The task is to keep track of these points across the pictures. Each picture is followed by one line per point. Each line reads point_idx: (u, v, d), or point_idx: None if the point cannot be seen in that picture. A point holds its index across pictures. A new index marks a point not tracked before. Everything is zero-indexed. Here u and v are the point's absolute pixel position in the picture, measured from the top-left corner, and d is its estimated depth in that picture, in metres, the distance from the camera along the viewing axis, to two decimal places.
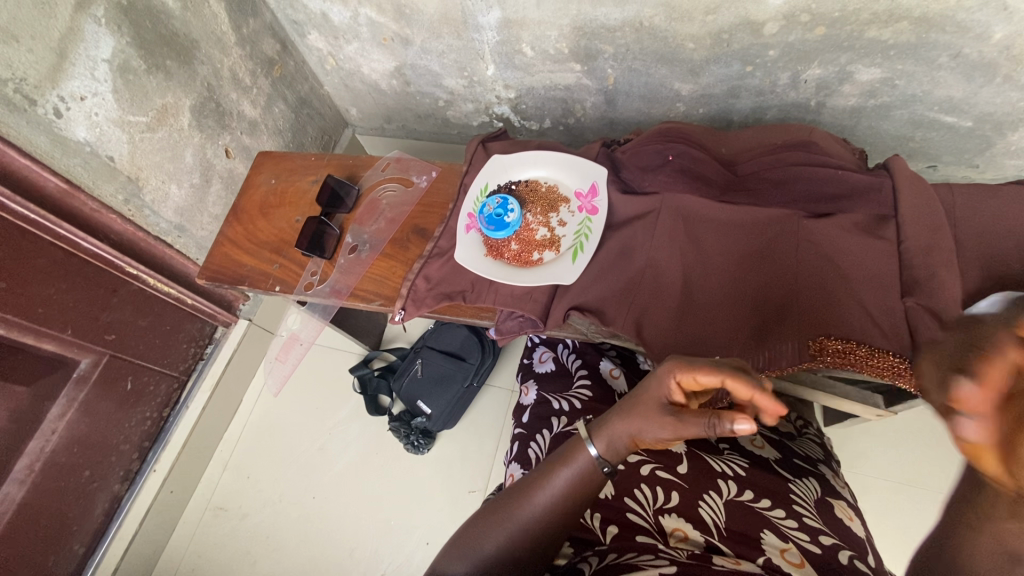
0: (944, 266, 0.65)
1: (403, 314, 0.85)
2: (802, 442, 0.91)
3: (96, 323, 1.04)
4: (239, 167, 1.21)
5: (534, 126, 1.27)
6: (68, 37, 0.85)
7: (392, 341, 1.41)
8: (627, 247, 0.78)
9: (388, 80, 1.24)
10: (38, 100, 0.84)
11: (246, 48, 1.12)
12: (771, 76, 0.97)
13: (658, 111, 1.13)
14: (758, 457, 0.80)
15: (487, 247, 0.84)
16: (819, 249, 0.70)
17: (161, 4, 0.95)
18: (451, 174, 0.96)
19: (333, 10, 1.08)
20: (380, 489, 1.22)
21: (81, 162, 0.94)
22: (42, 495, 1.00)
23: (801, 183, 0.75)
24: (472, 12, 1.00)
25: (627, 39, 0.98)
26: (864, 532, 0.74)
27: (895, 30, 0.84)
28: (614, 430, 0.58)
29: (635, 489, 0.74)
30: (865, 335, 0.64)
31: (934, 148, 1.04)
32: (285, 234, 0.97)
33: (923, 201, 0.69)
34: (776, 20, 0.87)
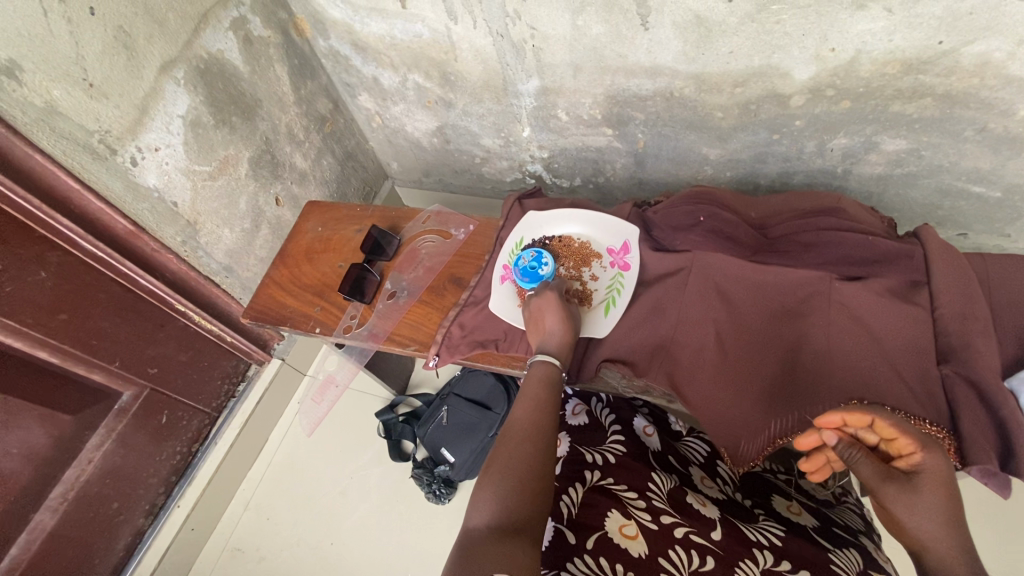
0: (980, 336, 0.66)
1: (437, 360, 0.87)
2: (841, 510, 0.87)
3: (141, 357, 1.08)
4: (287, 214, 1.29)
5: (565, 183, 1.33)
6: (151, 96, 0.94)
7: (419, 386, 1.43)
8: (660, 303, 0.80)
9: (429, 138, 1.32)
10: (118, 150, 0.92)
11: (302, 107, 1.22)
12: (798, 144, 1.01)
13: (686, 174, 1.17)
14: (795, 528, 0.76)
15: (521, 298, 0.87)
16: (851, 312, 0.71)
17: (233, 67, 1.06)
18: (487, 228, 1.01)
19: (383, 75, 1.17)
20: (400, 539, 1.20)
21: (148, 206, 1.00)
22: (71, 525, 1.01)
23: (832, 247, 0.76)
24: (512, 80, 1.08)
25: (658, 107, 1.03)
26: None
27: (919, 105, 0.88)
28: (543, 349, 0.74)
29: (670, 550, 0.69)
30: (901, 402, 0.65)
31: (963, 216, 1.06)
32: (327, 278, 1.02)
33: (955, 270, 0.70)
34: (802, 93, 0.92)
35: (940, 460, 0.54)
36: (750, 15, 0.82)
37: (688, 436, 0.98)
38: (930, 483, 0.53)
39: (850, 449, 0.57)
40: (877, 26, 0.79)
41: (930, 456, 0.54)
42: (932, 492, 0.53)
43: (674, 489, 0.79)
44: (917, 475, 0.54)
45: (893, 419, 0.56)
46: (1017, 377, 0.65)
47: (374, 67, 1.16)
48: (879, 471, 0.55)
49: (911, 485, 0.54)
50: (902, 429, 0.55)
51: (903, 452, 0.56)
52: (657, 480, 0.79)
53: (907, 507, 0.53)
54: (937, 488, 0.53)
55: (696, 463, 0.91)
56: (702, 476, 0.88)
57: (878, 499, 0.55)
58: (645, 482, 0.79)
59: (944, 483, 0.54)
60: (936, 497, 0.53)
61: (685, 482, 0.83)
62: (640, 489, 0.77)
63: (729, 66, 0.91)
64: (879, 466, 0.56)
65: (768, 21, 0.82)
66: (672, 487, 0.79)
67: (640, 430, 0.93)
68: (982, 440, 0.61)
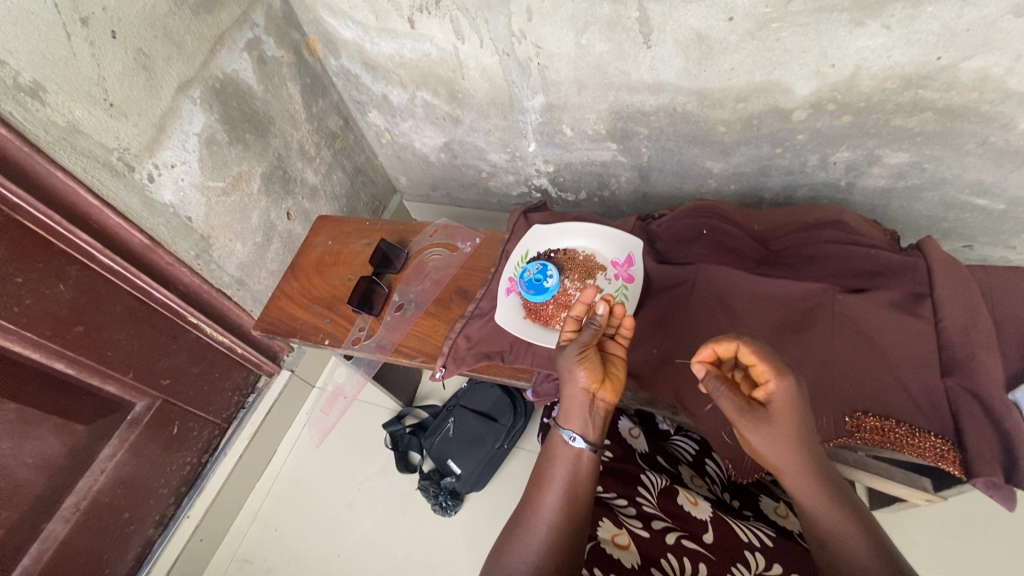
0: (985, 348, 0.66)
1: (444, 372, 0.88)
2: None
3: (154, 368, 1.10)
4: (297, 228, 1.31)
5: (571, 197, 1.34)
6: (168, 115, 0.97)
7: (425, 398, 1.43)
8: (665, 315, 0.81)
9: (437, 153, 1.35)
10: (136, 167, 0.95)
11: (314, 124, 1.26)
12: (800, 157, 1.03)
13: (690, 187, 1.19)
14: (782, 530, 0.77)
15: (527, 310, 0.88)
16: (855, 324, 0.71)
17: (247, 87, 1.09)
18: (494, 241, 1.03)
19: (392, 93, 1.20)
20: (406, 552, 1.21)
21: (164, 221, 1.03)
22: (83, 534, 1.03)
23: (835, 260, 0.78)
24: (518, 97, 1.10)
25: (661, 122, 1.05)
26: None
27: (920, 119, 0.89)
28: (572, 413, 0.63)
29: (662, 558, 0.68)
30: (905, 414, 0.66)
31: (967, 229, 1.06)
32: (337, 290, 1.04)
33: (959, 281, 0.70)
34: (803, 108, 0.93)
35: (793, 388, 0.54)
36: (750, 33, 0.84)
37: (676, 436, 0.98)
38: (780, 411, 0.55)
39: (713, 380, 0.57)
40: (876, 43, 0.80)
41: (784, 386, 0.54)
42: (781, 418, 0.55)
43: (664, 491, 0.80)
44: (771, 406, 0.55)
45: (755, 351, 0.54)
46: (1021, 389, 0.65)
47: (384, 85, 1.19)
48: (738, 403, 0.56)
49: (762, 413, 0.55)
50: (760, 361, 0.54)
51: (761, 380, 0.55)
52: (646, 485, 0.80)
53: (759, 434, 0.56)
54: (786, 414, 0.55)
55: (685, 462, 0.92)
56: (692, 475, 0.88)
57: (738, 428, 0.58)
58: (635, 487, 0.80)
59: (794, 407, 0.55)
60: (785, 424, 0.55)
61: (677, 481, 0.84)
62: (631, 495, 0.78)
63: (730, 82, 0.93)
64: (739, 398, 0.56)
65: (768, 38, 0.84)
66: (662, 489, 0.80)
67: (626, 433, 0.95)
68: (986, 453, 0.62)
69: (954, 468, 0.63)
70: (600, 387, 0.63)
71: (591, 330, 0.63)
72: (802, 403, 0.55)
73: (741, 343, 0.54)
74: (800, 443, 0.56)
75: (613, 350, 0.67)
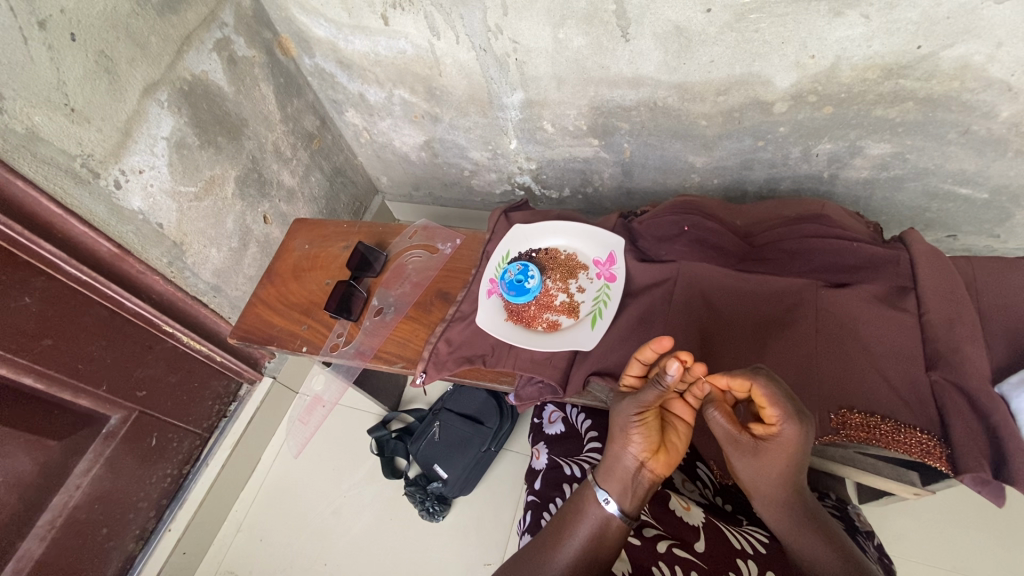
0: (969, 341, 0.65)
1: (424, 377, 0.86)
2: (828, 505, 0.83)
3: (129, 380, 1.07)
4: (275, 232, 1.29)
5: (554, 194, 1.33)
6: (134, 119, 0.94)
7: (411, 402, 1.41)
8: (646, 316, 0.78)
9: (417, 152, 1.32)
10: (101, 173, 0.92)
11: (289, 124, 1.23)
12: (783, 150, 1.01)
13: (673, 182, 1.17)
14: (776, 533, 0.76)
15: (508, 311, 0.87)
16: (839, 319, 0.70)
17: (217, 88, 1.06)
18: (475, 242, 1.00)
19: (369, 91, 1.18)
20: (394, 559, 1.19)
21: (133, 229, 1.00)
22: (59, 553, 1.00)
23: (817, 255, 0.77)
24: (497, 93, 1.08)
25: (642, 117, 1.04)
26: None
27: (902, 109, 0.88)
28: (616, 476, 0.59)
29: (653, 567, 0.67)
30: (889, 409, 0.65)
31: (951, 219, 1.05)
32: (315, 295, 1.01)
33: (941, 273, 0.70)
34: (784, 100, 0.92)
35: (796, 433, 0.55)
36: (729, 24, 0.82)
37: None
38: (777, 450, 0.56)
39: (713, 406, 0.58)
40: (856, 32, 0.79)
41: (789, 431, 0.55)
42: (775, 455, 0.57)
43: (656, 496, 0.76)
44: (767, 442, 0.56)
45: (770, 398, 0.53)
46: (1008, 382, 0.64)
47: (360, 84, 1.17)
48: (734, 432, 0.58)
49: (755, 447, 0.57)
50: (773, 407, 0.54)
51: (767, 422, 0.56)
52: None
53: (745, 459, 0.59)
54: (782, 453, 0.56)
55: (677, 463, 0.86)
56: (683, 479, 0.83)
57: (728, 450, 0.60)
58: None
59: (791, 448, 0.56)
60: (777, 460, 0.57)
61: (667, 485, 0.80)
62: None
63: (711, 75, 0.91)
64: (735, 427, 0.57)
65: (747, 30, 0.82)
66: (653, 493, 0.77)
67: None
68: (973, 448, 0.60)
69: (942, 464, 0.61)
70: (651, 457, 0.58)
71: (655, 392, 0.56)
72: (802, 446, 0.57)
73: (759, 386, 0.53)
74: (785, 472, 0.59)
75: (679, 415, 0.61)
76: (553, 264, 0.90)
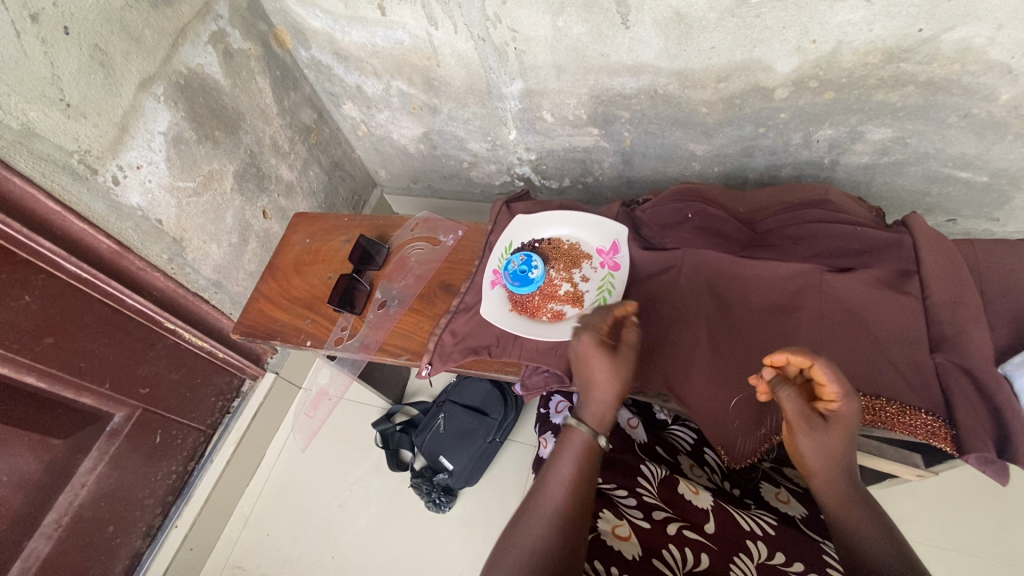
0: (973, 323, 0.66)
1: (430, 369, 0.86)
2: None
3: (131, 377, 1.07)
4: (275, 227, 1.28)
5: (554, 185, 1.32)
6: (130, 113, 0.93)
7: (414, 396, 1.41)
8: (652, 302, 0.79)
9: (416, 145, 1.32)
10: (99, 169, 0.91)
11: (286, 118, 1.22)
12: (784, 136, 1.01)
13: (673, 170, 1.17)
14: (784, 516, 0.77)
15: (512, 302, 0.86)
16: (843, 304, 0.71)
17: (213, 82, 1.05)
18: (477, 233, 1.00)
19: (367, 83, 1.17)
20: (402, 552, 1.19)
21: (132, 225, 0.99)
22: (66, 551, 1.00)
23: (821, 240, 0.77)
24: (496, 83, 1.07)
25: (642, 105, 1.03)
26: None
27: (903, 93, 0.88)
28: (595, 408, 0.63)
29: (664, 549, 0.67)
30: (895, 392, 0.66)
31: (951, 203, 1.06)
32: (317, 290, 1.01)
33: (945, 257, 0.70)
34: (785, 86, 0.92)
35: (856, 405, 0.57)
36: (730, 10, 0.82)
37: (674, 425, 0.93)
38: (838, 428, 0.57)
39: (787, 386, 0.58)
40: (857, 16, 0.79)
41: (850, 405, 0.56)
42: (836, 434, 0.58)
43: (666, 481, 0.77)
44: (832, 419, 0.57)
45: (833, 374, 0.55)
46: (1010, 362, 0.65)
47: (356, 75, 1.15)
48: (801, 410, 0.57)
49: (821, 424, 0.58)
50: (835, 383, 0.55)
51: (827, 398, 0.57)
52: (646, 476, 0.77)
53: (811, 441, 0.58)
54: (844, 431, 0.58)
55: (683, 451, 0.88)
56: (690, 464, 0.85)
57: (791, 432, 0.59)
58: (635, 478, 0.76)
59: (850, 423, 0.58)
60: (838, 439, 0.58)
61: (676, 471, 0.81)
62: (631, 487, 0.75)
63: (711, 62, 0.91)
64: (803, 404, 0.57)
65: (748, 15, 0.82)
66: (664, 475, 0.78)
67: (624, 424, 0.90)
68: (979, 430, 0.61)
69: (947, 445, 0.62)
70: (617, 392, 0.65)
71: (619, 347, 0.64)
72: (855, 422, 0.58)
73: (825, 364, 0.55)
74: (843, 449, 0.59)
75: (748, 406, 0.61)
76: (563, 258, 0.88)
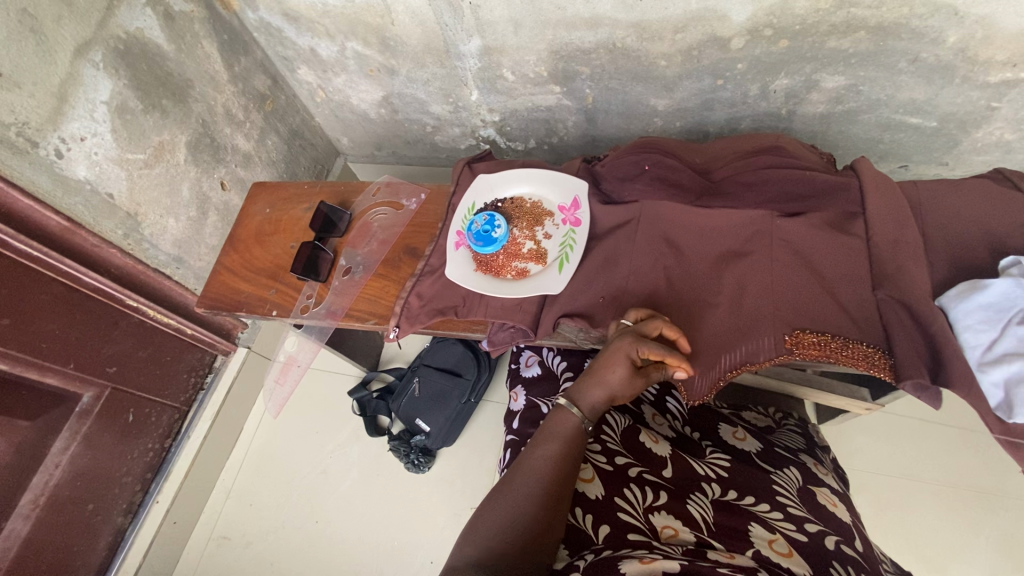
0: (912, 260, 0.69)
1: (398, 332, 0.87)
2: (785, 430, 0.92)
3: (97, 356, 1.05)
4: (234, 199, 1.25)
5: (520, 146, 1.31)
6: (68, 82, 0.89)
7: (390, 361, 1.44)
8: (612, 256, 0.81)
9: (377, 110, 1.28)
10: (40, 142, 0.88)
11: (238, 84, 1.17)
12: (741, 88, 1.02)
13: (637, 127, 1.17)
14: (739, 453, 0.80)
15: (477, 262, 0.87)
16: (792, 247, 0.73)
17: (156, 46, 1.00)
18: (440, 196, 0.99)
19: (320, 45, 1.12)
20: (387, 512, 1.22)
21: (81, 200, 0.97)
22: (45, 531, 0.99)
23: (774, 185, 0.78)
24: (453, 41, 1.05)
25: (602, 60, 1.02)
26: (840, 489, 0.82)
27: (854, 39, 0.89)
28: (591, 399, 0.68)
29: (625, 489, 0.70)
30: (838, 327, 0.68)
31: (903, 149, 1.09)
32: (281, 259, 1.00)
33: (888, 198, 0.73)
34: (741, 36, 0.92)
35: None
36: None
37: None
38: None
39: None
40: None
41: None
42: None
43: (628, 429, 0.80)
44: None
45: None
46: (947, 295, 0.68)
47: (309, 37, 1.11)
48: None
49: None
50: None
51: None
52: (611, 424, 0.78)
53: None
54: None
55: (647, 401, 0.88)
56: (653, 413, 0.86)
57: None
58: (598, 425, 0.78)
59: None
60: None
61: (639, 422, 0.83)
62: (595, 432, 0.77)
63: (667, 12, 0.90)
64: None
65: None
66: (626, 427, 0.80)
67: None
68: (915, 358, 0.63)
69: (884, 374, 0.65)
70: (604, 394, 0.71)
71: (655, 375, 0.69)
72: None
73: None
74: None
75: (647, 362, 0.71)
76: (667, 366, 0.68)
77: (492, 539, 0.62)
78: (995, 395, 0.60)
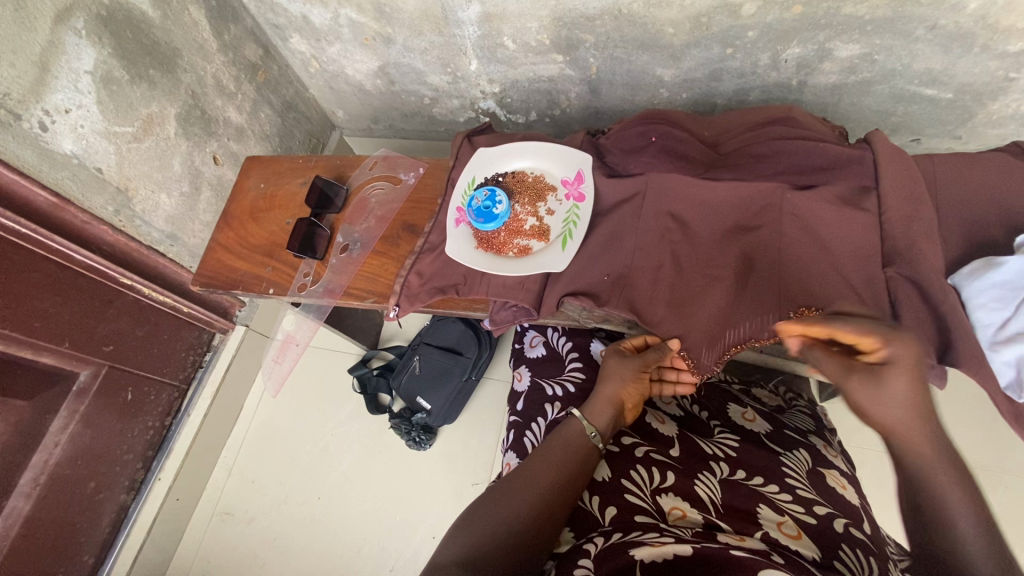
0: (924, 238, 0.67)
1: (398, 311, 0.85)
2: (795, 412, 0.91)
3: (93, 335, 1.04)
4: (228, 173, 1.22)
5: (520, 119, 1.28)
6: (49, 51, 0.85)
7: (390, 340, 1.43)
8: (617, 233, 0.78)
9: (372, 80, 1.24)
10: (23, 114, 0.85)
11: (228, 54, 1.12)
12: (751, 57, 0.98)
13: (642, 98, 1.13)
14: (748, 433, 0.80)
15: (478, 240, 0.85)
16: (801, 222, 0.71)
17: (141, 13, 0.95)
18: (438, 170, 0.97)
19: (312, 12, 1.08)
20: (389, 489, 1.23)
21: (69, 175, 0.94)
22: (48, 509, 0.99)
23: (785, 158, 0.76)
24: (451, 8, 1.00)
25: (607, 27, 0.98)
26: (847, 468, 0.82)
27: (871, 5, 0.85)
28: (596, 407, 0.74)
29: (632, 470, 0.71)
30: (845, 306, 0.67)
31: (916, 122, 1.05)
32: (276, 236, 0.98)
33: (903, 171, 0.70)
34: (753, 1, 0.88)
35: None
36: None
37: None
38: None
39: None
40: None
41: None
42: None
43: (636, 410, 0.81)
44: None
45: None
46: (960, 273, 0.66)
47: (301, 3, 1.06)
48: None
49: None
50: None
51: None
52: None
53: None
54: None
55: None
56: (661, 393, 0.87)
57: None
58: None
59: None
60: None
61: (645, 401, 0.84)
62: None
63: None
64: None
65: None
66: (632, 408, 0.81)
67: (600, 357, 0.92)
68: (922, 337, 0.63)
69: None
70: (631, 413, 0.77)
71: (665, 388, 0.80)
72: None
73: None
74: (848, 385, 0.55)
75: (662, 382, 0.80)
76: (678, 377, 0.80)
77: (496, 526, 0.63)
78: (1006, 373, 0.61)
